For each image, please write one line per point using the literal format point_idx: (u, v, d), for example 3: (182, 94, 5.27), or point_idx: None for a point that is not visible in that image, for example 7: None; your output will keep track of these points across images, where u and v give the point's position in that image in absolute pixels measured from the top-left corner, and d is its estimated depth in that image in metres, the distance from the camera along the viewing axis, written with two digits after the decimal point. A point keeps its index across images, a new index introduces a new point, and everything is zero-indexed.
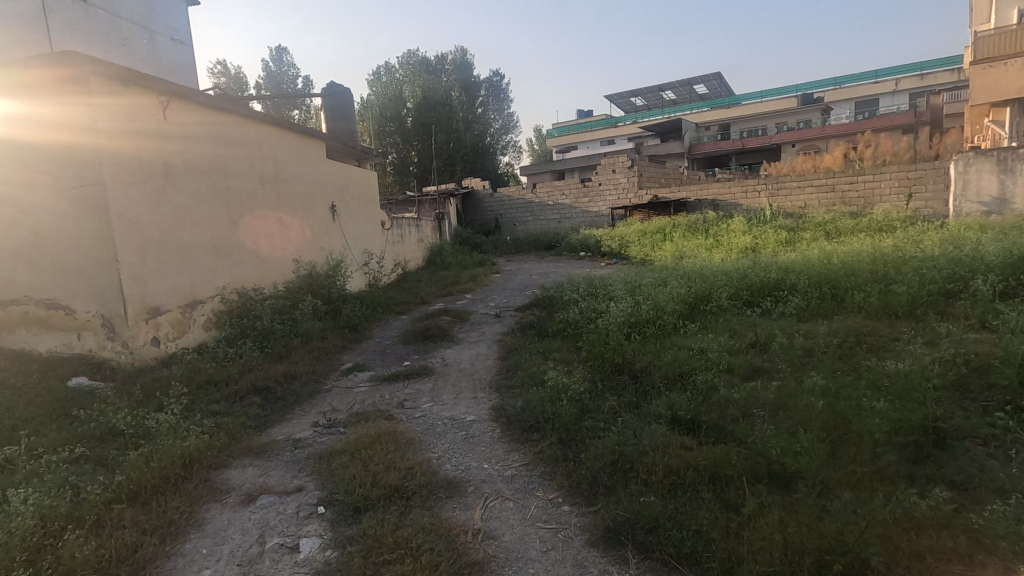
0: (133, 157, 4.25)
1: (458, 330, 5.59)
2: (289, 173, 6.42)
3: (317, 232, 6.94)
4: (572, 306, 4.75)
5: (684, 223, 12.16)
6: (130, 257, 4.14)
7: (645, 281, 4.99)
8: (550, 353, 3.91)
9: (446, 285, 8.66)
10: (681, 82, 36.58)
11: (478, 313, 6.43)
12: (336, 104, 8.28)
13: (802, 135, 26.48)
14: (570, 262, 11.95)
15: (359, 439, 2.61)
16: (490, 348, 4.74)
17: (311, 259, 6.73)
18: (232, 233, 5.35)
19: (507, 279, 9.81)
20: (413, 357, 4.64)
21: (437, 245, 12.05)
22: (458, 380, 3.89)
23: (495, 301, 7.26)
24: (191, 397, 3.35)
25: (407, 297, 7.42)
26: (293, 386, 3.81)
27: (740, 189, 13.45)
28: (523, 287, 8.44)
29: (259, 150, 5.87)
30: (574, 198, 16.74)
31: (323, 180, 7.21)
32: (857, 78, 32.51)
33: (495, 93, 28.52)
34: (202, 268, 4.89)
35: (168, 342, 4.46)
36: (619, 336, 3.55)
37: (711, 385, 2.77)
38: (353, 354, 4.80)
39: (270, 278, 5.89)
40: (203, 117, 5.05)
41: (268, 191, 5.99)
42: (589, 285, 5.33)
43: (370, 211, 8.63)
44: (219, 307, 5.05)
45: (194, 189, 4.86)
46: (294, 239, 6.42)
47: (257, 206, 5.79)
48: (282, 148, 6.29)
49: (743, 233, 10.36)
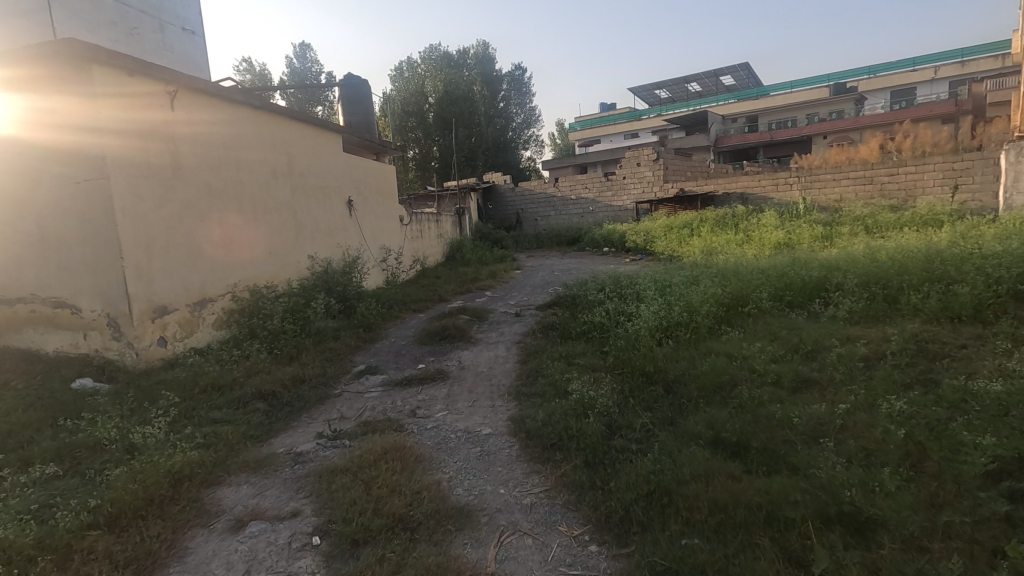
0: (139, 150, 4.07)
1: (476, 330, 5.34)
2: (305, 167, 6.24)
3: (333, 227, 6.76)
4: (597, 306, 4.47)
5: (713, 217, 11.71)
6: (135, 255, 3.98)
7: (676, 280, 4.68)
8: (573, 358, 3.63)
9: (465, 282, 8.44)
10: (707, 73, 35.70)
11: (497, 312, 6.18)
12: (353, 96, 8.09)
13: (835, 126, 25.55)
14: (592, 258, 11.62)
15: (364, 456, 2.37)
16: (509, 350, 4.48)
17: (326, 255, 6.55)
18: (245, 228, 5.19)
19: (529, 275, 9.53)
20: (428, 359, 4.41)
21: (458, 240, 11.83)
22: (475, 386, 3.64)
23: (515, 299, 6.98)
24: (192, 403, 3.17)
25: (425, 295, 7.20)
26: (300, 390, 3.61)
27: (771, 182, 12.92)
28: (544, 284, 8.16)
29: (272, 143, 5.68)
30: (598, 192, 16.36)
31: (339, 174, 7.02)
32: (893, 66, 31.23)
33: (518, 87, 28.19)
34: (212, 265, 4.73)
35: (176, 343, 4.31)
36: (650, 343, 3.26)
37: (757, 400, 2.46)
38: (366, 355, 4.59)
39: (284, 275, 5.73)
40: (213, 109, 4.86)
41: (282, 186, 5.82)
42: (614, 283, 5.03)
43: (388, 206, 8.44)
44: (230, 306, 4.89)
45: (204, 183, 4.69)
46: (310, 234, 6.26)
47: (271, 201, 5.62)
48: (297, 141, 6.11)
49: (775, 228, 9.89)
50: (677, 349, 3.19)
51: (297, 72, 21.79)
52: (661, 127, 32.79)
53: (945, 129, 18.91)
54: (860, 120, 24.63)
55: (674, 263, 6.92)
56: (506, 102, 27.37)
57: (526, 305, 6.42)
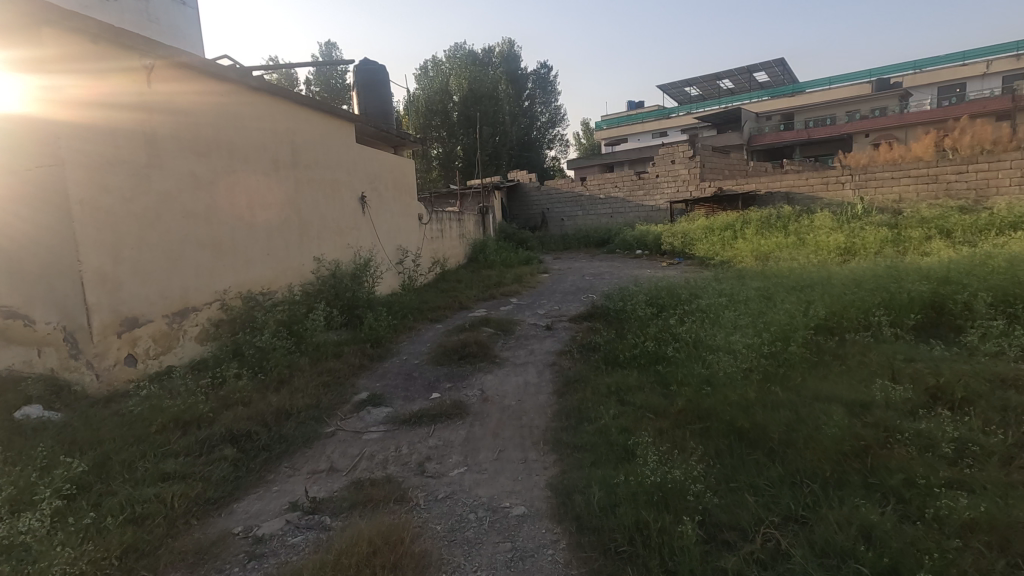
0: (106, 132, 3.42)
1: (502, 347, 4.58)
2: (311, 158, 5.57)
3: (342, 225, 6.08)
4: (650, 326, 3.67)
5: (757, 218, 10.76)
6: (98, 257, 3.33)
7: (744, 291, 3.86)
8: (628, 397, 2.85)
9: (488, 287, 7.70)
10: (740, 69, 34.35)
11: (525, 324, 5.41)
12: (368, 81, 7.45)
13: (879, 123, 24.17)
14: (625, 261, 10.79)
15: (344, 558, 1.63)
16: (542, 377, 3.70)
17: (334, 257, 5.88)
18: (238, 226, 4.53)
19: (557, 280, 8.75)
20: (444, 385, 3.67)
21: (481, 241, 11.11)
22: (501, 427, 2.90)
23: (544, 309, 6.20)
24: (141, 451, 2.48)
25: (443, 302, 6.48)
26: (285, 428, 2.91)
27: (820, 180, 11.91)
28: (575, 291, 7.36)
29: (273, 130, 5.01)
30: (628, 191, 15.48)
31: (351, 166, 6.34)
32: (941, 60, 29.53)
33: (544, 84, 27.32)
34: (197, 268, 4.08)
35: (149, 360, 3.65)
36: (738, 385, 2.47)
37: (927, 493, 1.66)
38: (372, 378, 3.87)
39: (285, 279, 5.07)
40: (200, 88, 4.20)
41: (284, 179, 5.15)
42: (666, 294, 4.22)
43: (406, 203, 7.73)
44: (218, 316, 4.24)
45: (188, 174, 4.03)
46: (316, 233, 5.59)
47: (271, 196, 4.95)
48: (301, 128, 5.43)
49: (832, 231, 8.90)
50: (777, 393, 2.39)
51: (321, 68, 21.18)
52: (692, 125, 31.60)
53: (1005, 125, 17.52)
54: (906, 117, 23.22)
55: (726, 271, 6.07)
56: (531, 100, 26.63)
57: (558, 316, 5.66)
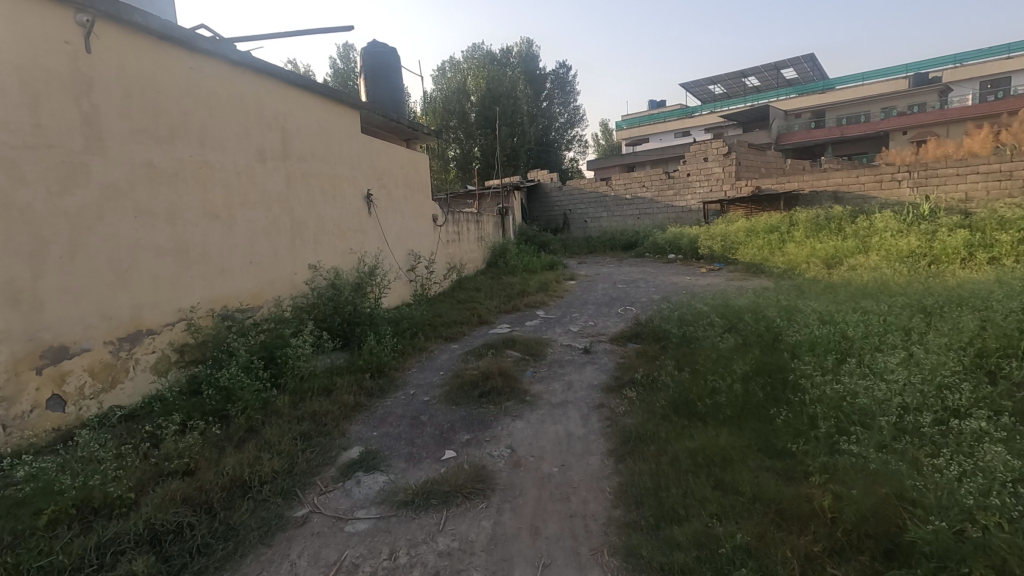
0: (23, 107, 2.63)
1: (531, 378, 3.69)
2: (307, 149, 4.77)
3: (344, 228, 5.27)
4: (733, 364, 2.76)
5: (804, 220, 9.76)
6: (7, 269, 2.52)
7: (852, 314, 2.95)
8: (728, 481, 1.96)
9: (510, 296, 6.84)
10: (767, 66, 33.04)
11: (558, 346, 4.51)
12: (375, 65, 6.66)
13: (919, 120, 22.86)
14: (658, 267, 9.85)
15: None
16: (589, 429, 2.80)
17: (333, 264, 5.06)
18: (213, 228, 3.73)
19: (586, 288, 7.85)
20: (461, 437, 2.79)
21: (501, 244, 10.26)
22: (542, 518, 2.02)
23: (576, 325, 5.32)
24: (5, 566, 1.65)
25: (460, 316, 5.63)
26: (236, 511, 2.07)
27: (873, 178, 10.82)
28: (609, 303, 6.48)
29: (259, 115, 4.22)
30: (657, 191, 14.52)
31: (356, 160, 5.54)
32: (984, 52, 27.92)
33: (563, 85, 26.50)
34: (154, 281, 3.28)
35: (83, 402, 2.84)
36: (929, 496, 1.55)
37: None
38: (368, 423, 3.02)
39: (271, 292, 4.27)
40: (163, 58, 3.41)
41: (273, 173, 4.35)
42: (742, 316, 3.32)
43: (419, 203, 6.93)
44: (182, 339, 3.43)
45: (143, 162, 3.23)
46: (312, 237, 4.79)
47: (256, 193, 4.16)
48: (293, 113, 4.61)
49: (898, 234, 7.85)
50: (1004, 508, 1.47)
51: (337, 71, 20.73)
52: (717, 123, 30.46)
53: None
54: (949, 114, 21.92)
55: (794, 282, 5.11)
56: (550, 100, 25.80)
57: (595, 337, 4.77)
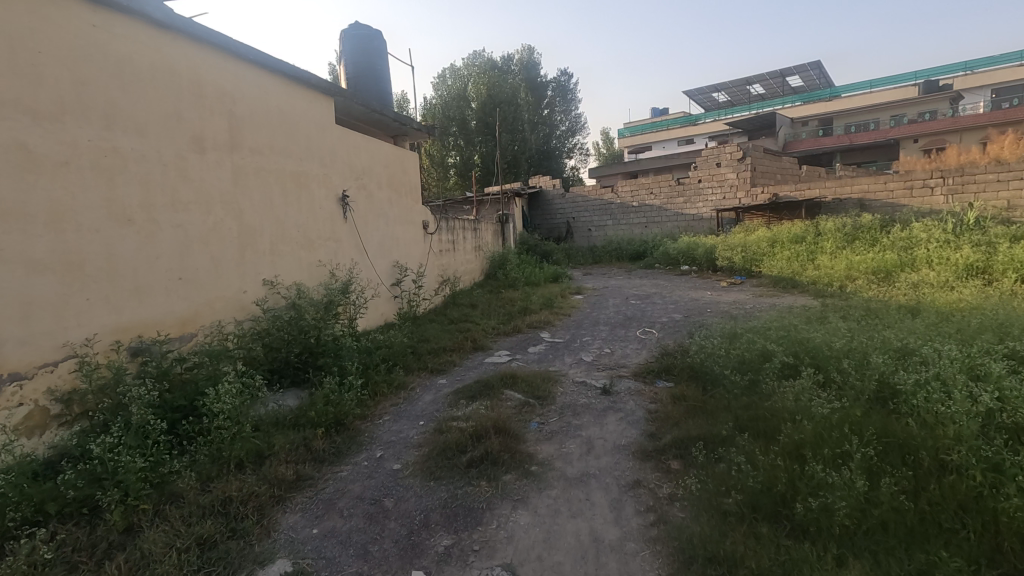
0: None
1: (538, 435, 2.81)
2: (262, 141, 3.92)
3: (311, 236, 4.40)
4: (841, 439, 1.90)
5: (832, 229, 8.92)
6: None
7: (1000, 366, 2.07)
8: None
9: (511, 314, 5.97)
10: (772, 73, 32.34)
11: (569, 384, 3.62)
12: (356, 50, 5.83)
13: (932, 127, 22.17)
14: (673, 280, 8.98)
15: None
16: (626, 532, 1.92)
17: (296, 279, 4.19)
18: (124, 235, 2.86)
19: (595, 304, 6.98)
20: (438, 544, 1.91)
21: (501, 254, 9.40)
22: None
23: (590, 353, 4.45)
24: None
25: (451, 340, 4.77)
26: None
27: (901, 185, 10.03)
28: (624, 324, 5.61)
29: (198, 95, 3.37)
30: (666, 198, 13.68)
31: (328, 156, 4.69)
32: (996, 59, 27.22)
33: (565, 92, 25.85)
34: (25, 305, 2.39)
35: None
36: None
37: None
38: (308, 513, 2.14)
39: (209, 316, 3.40)
40: (51, 8, 2.55)
41: (215, 167, 3.49)
42: (830, 364, 2.45)
43: (407, 207, 6.07)
44: (70, 385, 2.55)
45: (11, 145, 2.36)
46: (268, 247, 3.93)
47: (191, 191, 3.29)
48: (244, 95, 3.75)
49: (944, 246, 7.00)
50: None
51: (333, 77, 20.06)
52: (723, 130, 29.72)
53: None
54: (960, 123, 21.35)
55: (853, 304, 4.22)
56: (551, 107, 25.08)
57: (614, 370, 3.90)
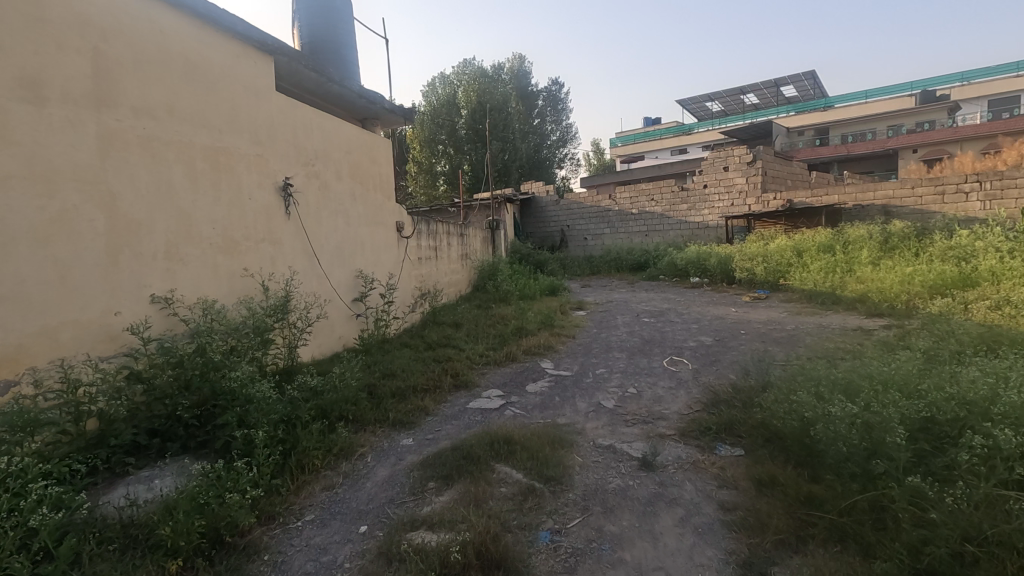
0: None
1: (552, 562, 1.68)
2: (154, 99, 2.77)
3: (232, 236, 3.25)
4: None
5: (861, 237, 7.91)
6: None
7: None
8: None
9: (502, 337, 4.82)
10: (767, 84, 31.74)
11: (591, 450, 2.48)
12: (310, 8, 4.69)
13: (933, 135, 21.47)
14: (684, 293, 7.90)
15: None
16: None
17: (204, 295, 3.03)
18: None
19: (602, 324, 5.86)
20: None
21: (490, 263, 8.26)
22: None
23: (610, 394, 3.31)
24: None
25: (424, 374, 3.62)
26: None
27: (932, 190, 9.06)
28: (643, 351, 4.48)
29: (31, 17, 2.21)
30: (668, 205, 12.66)
31: (264, 132, 3.55)
32: (994, 70, 26.76)
33: (556, 102, 24.55)
34: None
35: None
36: None
37: None
38: None
39: (46, 354, 2.23)
40: None
41: (66, 129, 2.33)
42: None
43: (375, 204, 4.92)
44: None
45: None
46: (161, 248, 2.77)
47: (14, 160, 2.13)
48: (122, 30, 2.60)
49: (1006, 258, 5.97)
50: None
51: None
52: (718, 140, 29.03)
53: None
54: (963, 131, 20.68)
55: (963, 331, 3.11)
56: (542, 115, 24.15)
57: (649, 426, 2.76)
